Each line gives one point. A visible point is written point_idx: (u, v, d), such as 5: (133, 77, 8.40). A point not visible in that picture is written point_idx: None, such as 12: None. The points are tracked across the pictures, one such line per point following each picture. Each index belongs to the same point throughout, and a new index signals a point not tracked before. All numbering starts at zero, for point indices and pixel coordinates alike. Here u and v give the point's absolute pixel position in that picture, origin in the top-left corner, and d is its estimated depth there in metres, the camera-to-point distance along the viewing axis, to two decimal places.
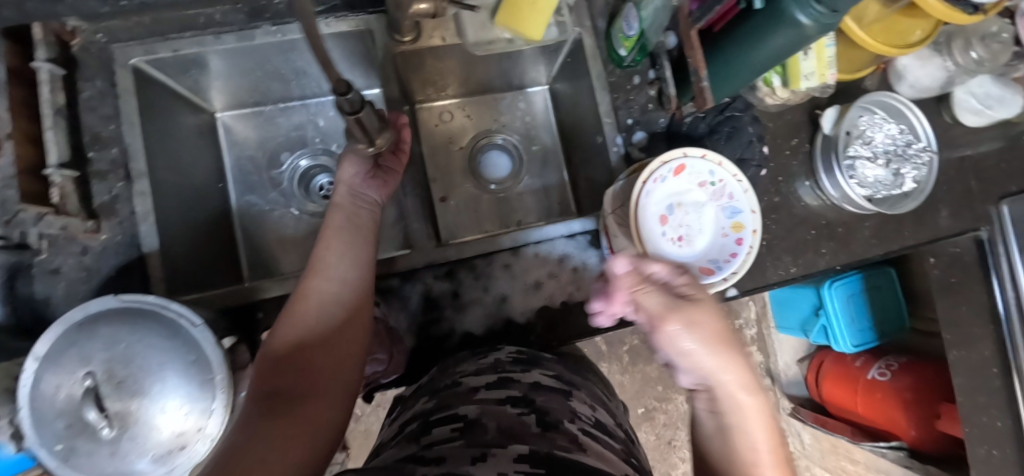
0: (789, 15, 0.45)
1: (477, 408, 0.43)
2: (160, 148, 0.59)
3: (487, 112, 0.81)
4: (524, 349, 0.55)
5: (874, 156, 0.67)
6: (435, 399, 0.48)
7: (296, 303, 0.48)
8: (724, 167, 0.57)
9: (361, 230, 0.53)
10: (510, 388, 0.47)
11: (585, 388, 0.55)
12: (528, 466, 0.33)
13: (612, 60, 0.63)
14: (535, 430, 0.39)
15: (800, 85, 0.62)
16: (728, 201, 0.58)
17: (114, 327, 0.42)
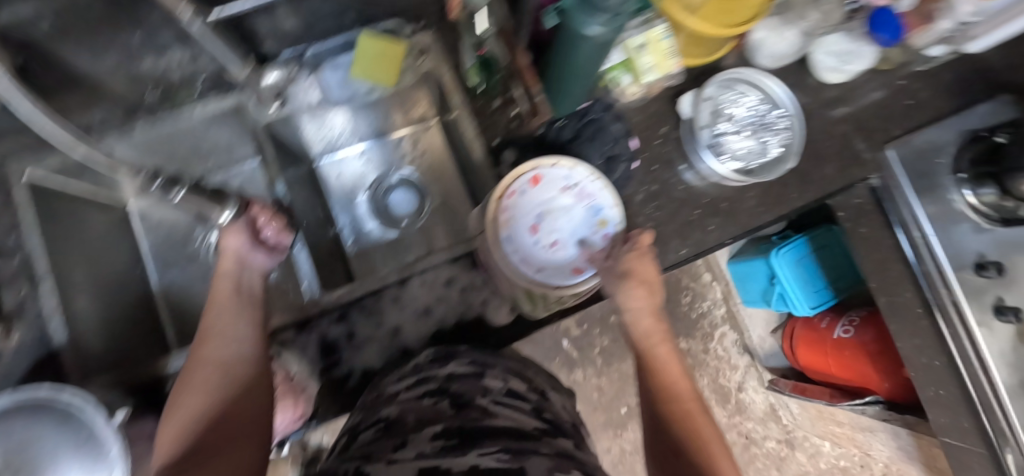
0: (580, 26, 0.49)
1: (397, 409, 0.49)
2: (66, 249, 0.64)
3: (384, 156, 0.85)
4: (439, 347, 0.60)
5: (740, 130, 0.71)
6: (363, 410, 0.54)
7: (194, 371, 0.51)
8: (578, 171, 0.60)
9: (248, 296, 0.59)
10: (428, 383, 0.53)
11: (502, 362, 0.60)
12: (442, 441, 0.41)
13: (467, 90, 0.68)
14: (449, 412, 0.46)
15: (642, 79, 0.66)
16: (592, 200, 0.61)
17: (7, 422, 0.46)
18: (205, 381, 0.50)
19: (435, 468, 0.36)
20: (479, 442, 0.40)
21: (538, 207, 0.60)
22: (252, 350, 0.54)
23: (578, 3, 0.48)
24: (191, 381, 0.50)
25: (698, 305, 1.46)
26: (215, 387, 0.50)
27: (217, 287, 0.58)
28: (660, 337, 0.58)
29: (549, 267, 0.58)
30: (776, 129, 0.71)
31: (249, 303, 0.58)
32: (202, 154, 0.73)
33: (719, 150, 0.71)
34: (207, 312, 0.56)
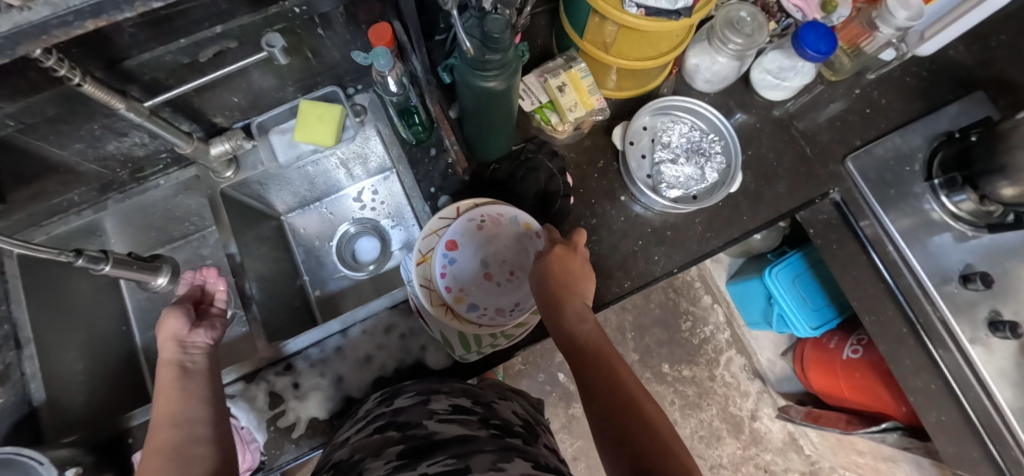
0: (470, 80, 0.52)
1: (349, 450, 0.50)
2: (54, 314, 0.71)
3: (347, 207, 0.89)
4: (385, 391, 0.60)
5: (677, 157, 0.71)
6: (322, 457, 0.54)
7: (148, 465, 0.48)
8: (479, 206, 0.62)
9: (198, 376, 0.56)
10: (377, 420, 0.54)
11: (449, 385, 0.61)
12: (393, 465, 0.43)
13: (406, 141, 0.72)
14: (397, 437, 0.49)
15: (569, 117, 0.67)
16: (507, 217, 0.61)
17: None
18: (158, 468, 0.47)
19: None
20: (428, 455, 0.44)
21: (471, 258, 0.61)
22: (209, 430, 0.52)
23: (464, 64, 0.51)
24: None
25: (700, 330, 1.40)
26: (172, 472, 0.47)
27: (161, 374, 0.55)
28: (599, 335, 0.53)
29: (515, 295, 0.60)
30: (711, 154, 0.71)
31: (197, 385, 0.55)
32: (177, 218, 0.80)
33: (657, 179, 0.70)
34: (156, 402, 0.53)
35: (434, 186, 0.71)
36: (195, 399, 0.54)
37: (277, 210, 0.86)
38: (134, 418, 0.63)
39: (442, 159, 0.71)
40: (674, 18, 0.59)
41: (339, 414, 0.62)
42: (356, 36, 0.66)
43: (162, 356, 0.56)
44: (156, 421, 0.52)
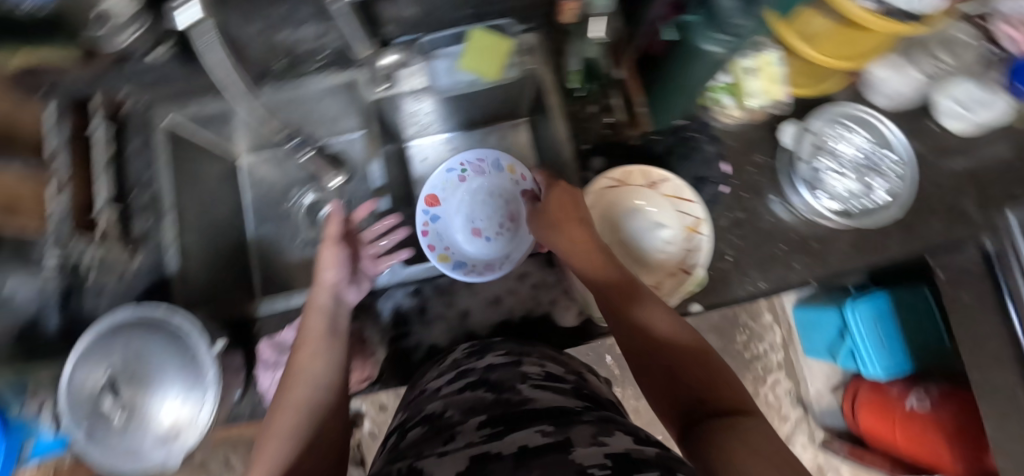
0: (696, 43, 0.49)
1: (441, 404, 0.50)
2: (187, 188, 0.70)
3: (473, 145, 0.89)
4: (476, 342, 0.60)
5: (844, 169, 0.68)
6: (408, 408, 0.55)
7: (279, 413, 0.52)
8: (455, 158, 0.71)
9: (338, 337, 0.59)
10: (467, 377, 0.53)
11: (538, 349, 0.59)
12: (490, 430, 0.41)
13: (566, 92, 0.69)
14: (490, 399, 0.47)
15: (748, 103, 0.65)
16: (489, 164, 0.72)
17: (131, 331, 0.51)
18: (285, 425, 0.51)
19: (487, 453, 0.37)
20: (525, 423, 0.41)
21: (448, 213, 0.70)
22: (331, 396, 0.55)
23: (702, 20, 0.48)
24: (271, 428, 0.51)
25: (753, 346, 1.39)
26: (299, 428, 0.51)
27: (308, 324, 0.58)
28: (614, 272, 0.56)
29: (500, 234, 0.70)
30: (884, 172, 0.68)
31: (335, 346, 0.58)
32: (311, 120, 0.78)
33: (818, 187, 0.68)
34: (296, 352, 0.57)
35: (587, 144, 0.69)
36: (328, 360, 0.57)
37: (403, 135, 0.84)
38: (261, 310, 0.64)
39: (601, 119, 0.69)
40: (906, 22, 0.56)
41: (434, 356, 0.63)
42: None
43: (311, 304, 0.60)
44: (290, 373, 0.55)
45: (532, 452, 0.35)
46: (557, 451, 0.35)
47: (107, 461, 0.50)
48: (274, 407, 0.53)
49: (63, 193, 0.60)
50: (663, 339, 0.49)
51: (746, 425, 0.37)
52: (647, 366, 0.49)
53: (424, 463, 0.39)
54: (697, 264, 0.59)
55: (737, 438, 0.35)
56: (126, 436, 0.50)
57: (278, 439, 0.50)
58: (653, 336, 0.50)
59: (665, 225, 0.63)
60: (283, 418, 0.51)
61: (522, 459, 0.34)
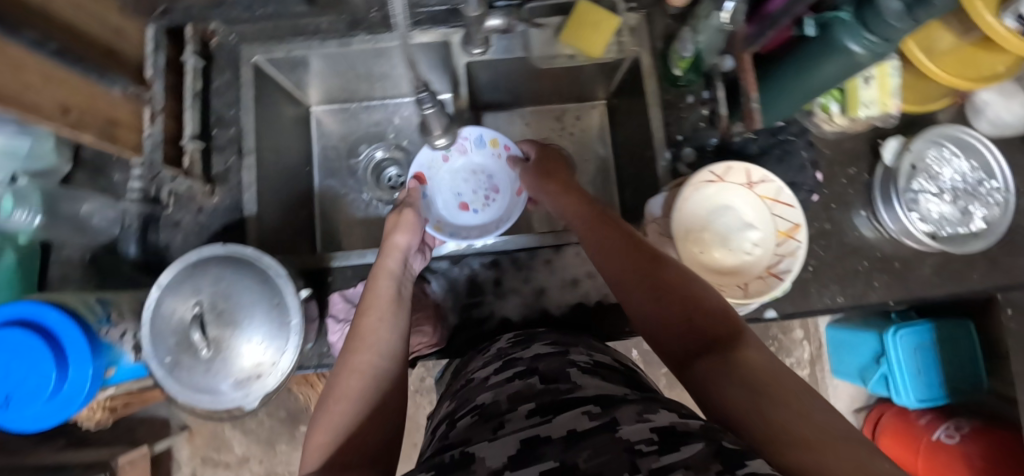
0: (839, 42, 0.47)
1: (492, 393, 0.45)
2: (267, 131, 0.69)
3: (547, 123, 0.85)
4: (521, 332, 0.58)
5: (941, 192, 0.66)
6: (456, 398, 0.50)
7: (342, 377, 0.45)
8: (438, 139, 0.75)
9: (404, 304, 0.53)
10: (514, 367, 0.49)
11: (581, 343, 0.55)
12: (536, 417, 0.37)
13: (666, 79, 0.67)
14: (540, 388, 0.43)
15: (859, 113, 0.62)
16: (469, 142, 0.76)
17: (221, 267, 0.51)
18: (353, 389, 0.43)
19: (535, 437, 0.33)
20: (569, 406, 0.37)
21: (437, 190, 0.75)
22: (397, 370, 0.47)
23: (853, 18, 0.46)
24: (334, 395, 0.43)
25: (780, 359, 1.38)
26: (366, 396, 0.43)
27: (375, 287, 0.53)
28: (590, 209, 0.56)
29: (488, 206, 0.76)
30: (981, 200, 0.66)
31: (403, 313, 0.52)
32: (391, 77, 0.77)
33: (913, 207, 0.65)
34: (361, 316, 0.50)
35: (680, 134, 0.67)
36: (393, 327, 0.50)
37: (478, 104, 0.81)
38: (335, 260, 0.63)
39: (698, 110, 0.67)
40: None
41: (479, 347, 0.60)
42: None
43: (382, 267, 0.55)
44: (354, 336, 0.48)
45: (581, 437, 0.32)
46: (605, 435, 0.31)
47: (183, 396, 0.49)
48: (336, 371, 0.46)
49: (155, 124, 0.61)
50: (647, 267, 0.45)
51: (744, 360, 0.34)
52: (628, 300, 0.46)
53: (476, 449, 0.34)
54: (789, 270, 0.57)
55: (743, 382, 0.33)
56: (206, 375, 0.49)
57: (343, 405, 0.42)
58: (637, 265, 0.46)
59: (758, 228, 0.61)
60: (348, 384, 0.43)
61: (572, 444, 0.31)
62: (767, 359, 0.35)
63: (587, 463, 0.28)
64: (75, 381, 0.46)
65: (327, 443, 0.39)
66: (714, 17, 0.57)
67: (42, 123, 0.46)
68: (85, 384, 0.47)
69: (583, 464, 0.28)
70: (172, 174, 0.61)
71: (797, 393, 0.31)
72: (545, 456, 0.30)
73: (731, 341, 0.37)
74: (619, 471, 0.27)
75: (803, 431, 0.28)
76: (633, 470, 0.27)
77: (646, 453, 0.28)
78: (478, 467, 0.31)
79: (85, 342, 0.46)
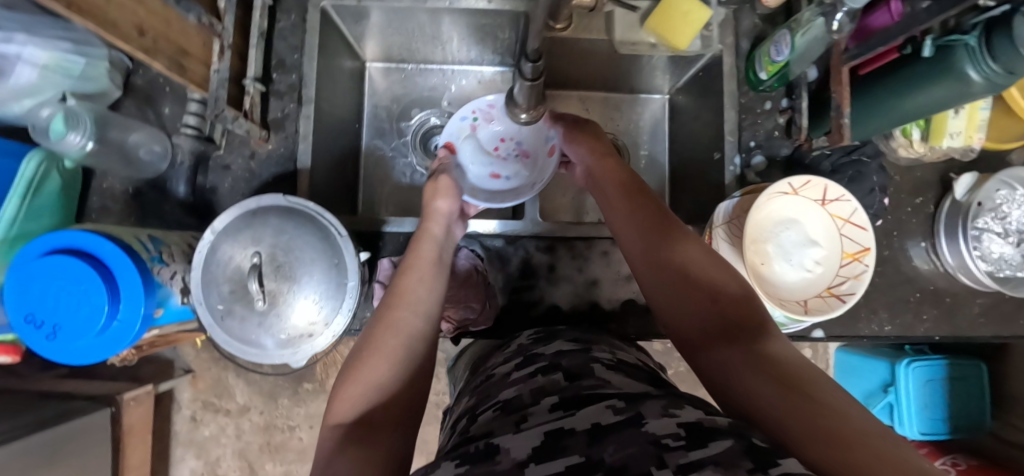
0: (957, 67, 0.46)
1: (514, 391, 0.38)
2: (326, 82, 0.66)
3: (606, 113, 0.80)
4: (545, 329, 0.52)
5: (1006, 233, 0.64)
6: (476, 393, 0.43)
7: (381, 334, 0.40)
8: (463, 107, 0.68)
9: (442, 271, 0.49)
10: (537, 362, 0.42)
11: (603, 340, 0.48)
12: (560, 411, 0.32)
13: (749, 82, 0.65)
14: (564, 384, 0.36)
15: (943, 142, 0.62)
16: (495, 104, 0.68)
17: (281, 220, 0.48)
18: (387, 346, 0.39)
19: (559, 430, 0.29)
20: (594, 399, 0.32)
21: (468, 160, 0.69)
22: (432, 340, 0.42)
23: (979, 44, 0.45)
24: (365, 354, 0.39)
25: None
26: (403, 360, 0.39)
27: (418, 249, 0.50)
28: (620, 174, 0.53)
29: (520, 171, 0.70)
30: None
31: (439, 280, 0.47)
32: (456, 41, 0.73)
33: (977, 246, 0.64)
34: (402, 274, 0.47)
35: (752, 141, 0.66)
36: (433, 287, 0.46)
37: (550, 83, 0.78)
38: (388, 225, 0.60)
39: (774, 118, 0.65)
40: None
41: (501, 346, 0.55)
42: None
43: (424, 232, 0.52)
44: (393, 293, 0.44)
45: (607, 430, 0.28)
46: (631, 429, 0.27)
47: (230, 347, 0.48)
48: (372, 325, 0.42)
49: (222, 59, 0.56)
50: (668, 251, 0.44)
51: (767, 353, 0.34)
52: (646, 283, 0.45)
53: (500, 440, 0.30)
54: (853, 294, 0.57)
55: (767, 375, 0.32)
56: (259, 328, 0.48)
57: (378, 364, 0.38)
58: (661, 248, 0.44)
59: (823, 246, 0.59)
60: (387, 340, 0.39)
61: (595, 438, 0.27)
62: (787, 351, 0.35)
63: (611, 458, 0.25)
64: (126, 318, 0.45)
65: (361, 397, 0.36)
66: (820, 26, 0.54)
67: (118, 43, 0.44)
68: (135, 324, 0.45)
69: (608, 459, 0.25)
70: (229, 116, 0.56)
71: (820, 384, 0.31)
72: (568, 449, 0.27)
73: (752, 332, 0.36)
74: (644, 466, 0.24)
75: (836, 425, 0.28)
76: (658, 464, 0.24)
77: (672, 448, 0.25)
78: (500, 459, 0.27)
79: (139, 280, 0.45)
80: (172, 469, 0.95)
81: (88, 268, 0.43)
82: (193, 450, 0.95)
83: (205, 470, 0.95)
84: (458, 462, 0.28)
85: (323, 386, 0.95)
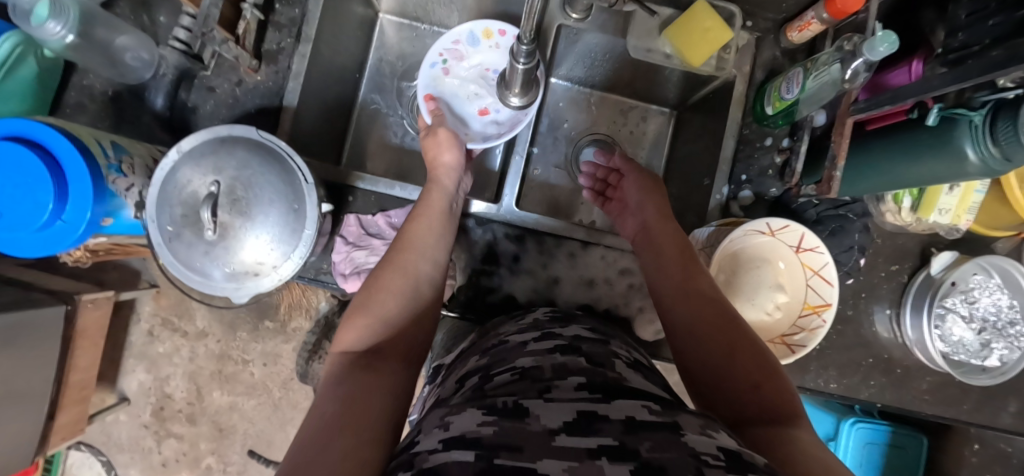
0: (956, 144, 0.44)
1: (532, 360, 0.35)
2: (331, 23, 0.64)
3: (612, 116, 0.77)
4: (562, 311, 0.48)
5: (970, 318, 0.64)
6: (485, 355, 0.40)
7: (384, 270, 0.42)
8: (432, 52, 0.65)
9: (445, 226, 0.49)
10: (554, 339, 0.39)
11: (620, 336, 0.45)
12: (586, 393, 0.30)
13: (755, 113, 0.64)
14: (586, 366, 0.34)
15: (931, 216, 0.61)
16: (461, 36, 0.65)
17: (246, 153, 0.47)
18: (396, 286, 0.41)
19: (592, 412, 0.27)
20: (628, 393, 0.30)
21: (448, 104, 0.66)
22: (431, 292, 0.43)
23: (982, 122, 0.43)
24: (375, 287, 0.41)
25: None
26: (399, 300, 0.40)
27: (431, 200, 0.51)
28: (667, 222, 0.54)
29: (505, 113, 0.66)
30: (1007, 337, 0.64)
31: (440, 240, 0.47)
32: (474, 10, 0.72)
33: (938, 324, 0.64)
34: (410, 224, 0.47)
35: (744, 174, 0.65)
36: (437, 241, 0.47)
37: (568, 76, 0.75)
38: (360, 182, 0.59)
39: (772, 155, 0.64)
40: None
41: (513, 316, 0.50)
42: None
43: (432, 194, 0.52)
44: (400, 238, 0.46)
45: (642, 426, 0.25)
46: (669, 432, 0.25)
47: (175, 269, 0.47)
48: (377, 266, 0.44)
49: None
50: (707, 308, 0.43)
51: (800, 440, 0.31)
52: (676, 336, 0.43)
53: (529, 404, 0.28)
54: (805, 345, 0.56)
55: (804, 453, 0.29)
56: (204, 257, 0.47)
57: (389, 300, 0.40)
58: (702, 302, 0.44)
59: (787, 293, 0.60)
60: (389, 281, 0.41)
61: (631, 429, 0.25)
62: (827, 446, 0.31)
63: (649, 453, 0.22)
64: (70, 219, 0.45)
65: (370, 328, 0.38)
66: (836, 70, 0.53)
67: None
68: (78, 227, 0.45)
69: (645, 453, 0.22)
70: (218, 38, 0.53)
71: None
72: (602, 431, 0.25)
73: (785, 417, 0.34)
74: (679, 470, 0.21)
75: None
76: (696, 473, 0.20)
77: (712, 464, 0.22)
78: (531, 422, 0.26)
79: (89, 185, 0.45)
80: (121, 378, 0.91)
81: (38, 164, 0.43)
82: (145, 364, 0.91)
83: (152, 385, 0.91)
84: (486, 413, 0.27)
85: (284, 328, 0.92)
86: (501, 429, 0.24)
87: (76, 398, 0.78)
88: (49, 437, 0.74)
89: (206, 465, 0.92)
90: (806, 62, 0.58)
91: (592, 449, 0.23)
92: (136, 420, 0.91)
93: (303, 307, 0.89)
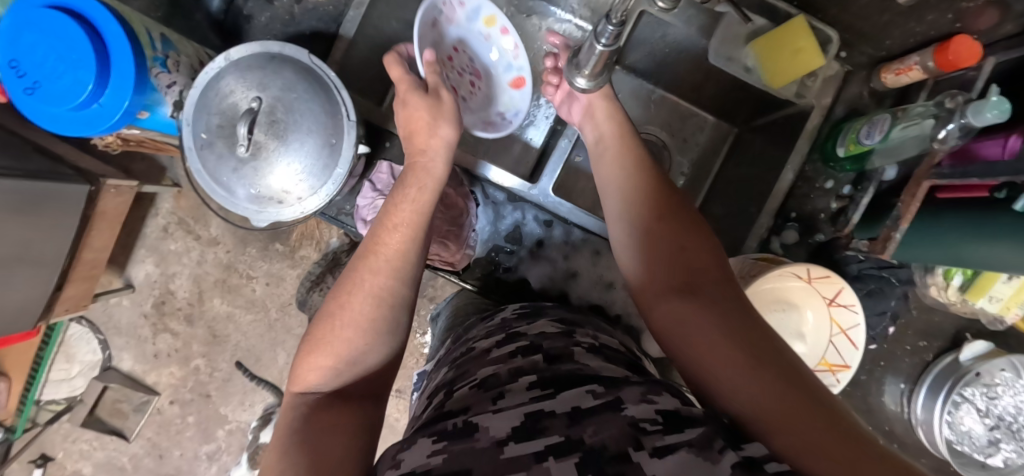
0: None
1: (494, 367, 0.34)
2: None
3: (668, 118, 0.74)
4: (533, 307, 0.46)
5: (986, 413, 0.61)
6: (454, 367, 0.38)
7: (340, 299, 0.34)
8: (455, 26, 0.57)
9: (416, 238, 0.37)
10: (517, 339, 0.37)
11: (590, 323, 0.44)
12: (538, 390, 0.29)
13: (823, 150, 0.61)
14: (542, 366, 0.32)
15: (978, 300, 0.58)
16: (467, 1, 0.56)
17: (294, 76, 0.46)
18: (359, 311, 0.33)
19: (537, 410, 0.26)
20: (579, 381, 0.29)
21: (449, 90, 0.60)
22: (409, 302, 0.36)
23: None
24: (330, 318, 0.33)
25: None
26: (360, 328, 0.33)
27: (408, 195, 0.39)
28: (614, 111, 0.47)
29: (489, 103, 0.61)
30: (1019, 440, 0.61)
31: (407, 272, 0.36)
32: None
33: (950, 411, 0.61)
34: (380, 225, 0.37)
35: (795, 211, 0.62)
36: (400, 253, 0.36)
37: (633, 66, 0.71)
38: None
39: (828, 199, 0.62)
40: None
41: (483, 315, 0.49)
42: (924, 25, 0.51)
43: (407, 194, 0.39)
44: (367, 254, 0.36)
45: (586, 414, 0.25)
46: (611, 412, 0.24)
47: (201, 179, 0.46)
48: (334, 293, 0.35)
49: None
50: (661, 251, 0.38)
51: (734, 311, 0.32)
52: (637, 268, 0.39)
53: (478, 418, 0.26)
54: None
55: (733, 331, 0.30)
56: (234, 173, 0.46)
57: (347, 332, 0.32)
58: (655, 244, 0.39)
59: (806, 344, 0.56)
60: (345, 310, 0.33)
61: (576, 420, 0.24)
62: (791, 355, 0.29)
63: (591, 440, 0.22)
64: (107, 105, 0.44)
65: (331, 367, 0.32)
66: (928, 126, 0.49)
67: None
68: (114, 114, 0.44)
69: (588, 440, 0.22)
70: None
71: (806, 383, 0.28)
72: (548, 429, 0.24)
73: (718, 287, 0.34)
74: (620, 445, 0.22)
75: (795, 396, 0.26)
76: (635, 445, 0.22)
77: (648, 431, 0.23)
78: (479, 436, 0.24)
79: (131, 76, 0.43)
80: (130, 265, 0.92)
81: (84, 41, 0.41)
82: (155, 257, 0.92)
83: (159, 279, 0.93)
84: (437, 439, 0.25)
85: (293, 253, 0.92)
86: (453, 455, 0.23)
87: (85, 275, 0.80)
88: (55, 306, 0.75)
89: (194, 366, 0.94)
90: (894, 110, 0.54)
91: (539, 452, 0.22)
92: (137, 308, 0.93)
93: (315, 238, 0.90)
